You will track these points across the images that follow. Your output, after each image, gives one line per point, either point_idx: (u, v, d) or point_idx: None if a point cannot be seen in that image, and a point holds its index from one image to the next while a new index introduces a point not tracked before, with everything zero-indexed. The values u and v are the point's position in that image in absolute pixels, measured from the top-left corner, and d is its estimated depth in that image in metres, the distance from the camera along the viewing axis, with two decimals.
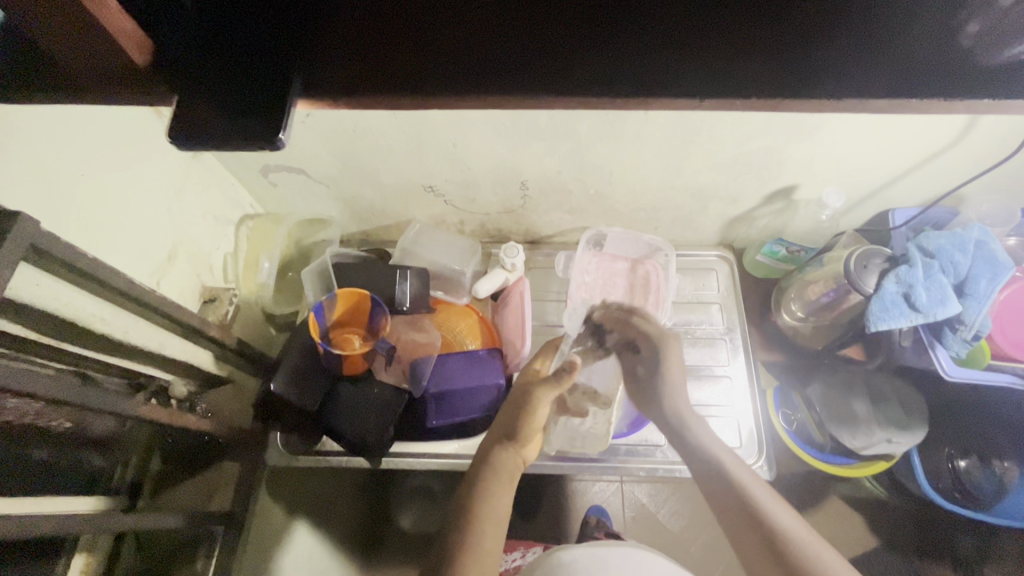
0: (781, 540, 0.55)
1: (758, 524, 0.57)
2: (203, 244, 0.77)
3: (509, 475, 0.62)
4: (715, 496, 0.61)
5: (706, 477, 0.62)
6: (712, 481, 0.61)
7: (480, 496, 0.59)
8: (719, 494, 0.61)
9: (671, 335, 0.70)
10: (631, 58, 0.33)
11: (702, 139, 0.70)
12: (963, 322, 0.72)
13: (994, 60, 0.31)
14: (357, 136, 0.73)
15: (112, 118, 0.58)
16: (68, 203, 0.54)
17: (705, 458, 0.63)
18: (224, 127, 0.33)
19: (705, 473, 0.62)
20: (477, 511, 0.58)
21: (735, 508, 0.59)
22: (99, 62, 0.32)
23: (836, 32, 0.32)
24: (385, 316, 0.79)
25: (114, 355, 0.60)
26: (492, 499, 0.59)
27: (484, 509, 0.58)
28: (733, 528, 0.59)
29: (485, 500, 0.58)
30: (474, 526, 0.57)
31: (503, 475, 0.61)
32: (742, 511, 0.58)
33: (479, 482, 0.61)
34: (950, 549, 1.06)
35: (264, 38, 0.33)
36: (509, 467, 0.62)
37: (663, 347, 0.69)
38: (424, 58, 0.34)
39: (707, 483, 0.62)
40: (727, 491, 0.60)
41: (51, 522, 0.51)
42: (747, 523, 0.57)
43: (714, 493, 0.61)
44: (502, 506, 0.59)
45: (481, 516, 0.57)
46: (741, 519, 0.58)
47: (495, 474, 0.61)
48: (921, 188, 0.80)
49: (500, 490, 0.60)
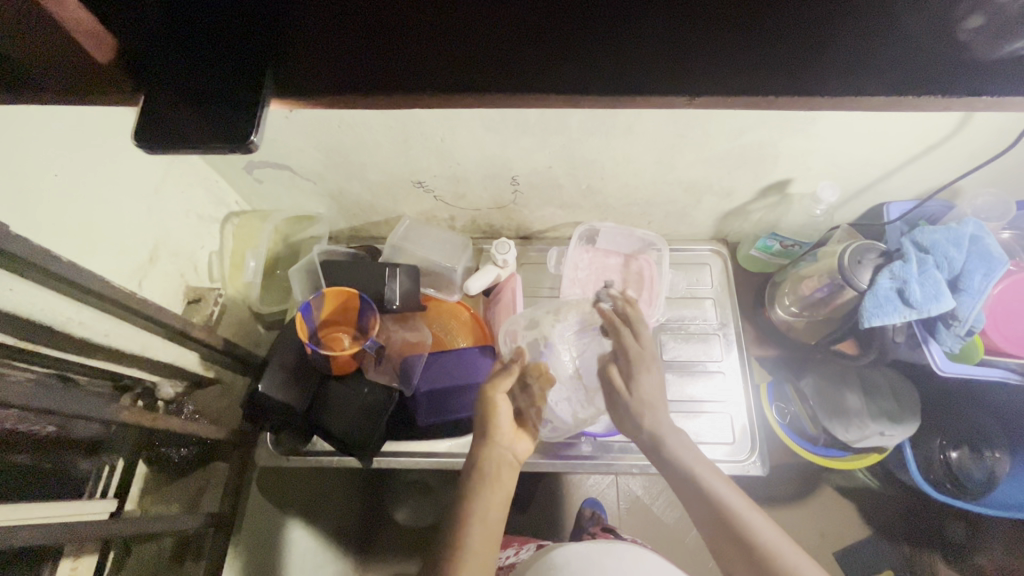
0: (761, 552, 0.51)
1: (738, 538, 0.53)
2: (185, 243, 0.75)
3: (499, 466, 0.61)
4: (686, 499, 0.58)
5: (680, 484, 0.59)
6: (683, 488, 0.58)
7: (467, 496, 0.57)
8: (691, 502, 0.58)
9: (650, 357, 0.65)
10: (614, 48, 0.31)
11: (694, 132, 0.68)
12: (957, 318, 0.71)
13: (993, 56, 0.30)
14: (342, 131, 0.71)
15: (86, 114, 0.56)
16: (42, 206, 0.52)
17: (682, 475, 0.58)
18: (200, 128, 0.32)
19: (675, 478, 0.59)
20: (466, 518, 0.55)
21: (713, 522, 0.55)
22: (48, 57, 0.29)
23: (831, 24, 0.30)
24: (374, 315, 0.78)
25: (95, 358, 0.59)
26: (482, 494, 0.57)
27: (478, 505, 0.56)
28: (713, 541, 0.56)
29: (471, 502, 0.57)
30: (460, 531, 0.54)
31: (501, 466, 0.61)
32: (719, 525, 0.55)
33: (469, 482, 0.59)
34: (940, 538, 1.06)
35: (237, 35, 0.32)
36: (503, 461, 0.61)
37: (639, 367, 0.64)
38: (401, 50, 0.32)
39: (688, 501, 0.58)
40: (700, 505, 0.56)
41: (27, 535, 0.49)
42: (726, 540, 0.54)
43: (687, 501, 0.58)
44: (490, 515, 0.56)
45: (474, 520, 0.55)
46: (721, 535, 0.54)
47: (487, 478, 0.59)
48: (916, 181, 0.80)
49: (489, 494, 0.58)
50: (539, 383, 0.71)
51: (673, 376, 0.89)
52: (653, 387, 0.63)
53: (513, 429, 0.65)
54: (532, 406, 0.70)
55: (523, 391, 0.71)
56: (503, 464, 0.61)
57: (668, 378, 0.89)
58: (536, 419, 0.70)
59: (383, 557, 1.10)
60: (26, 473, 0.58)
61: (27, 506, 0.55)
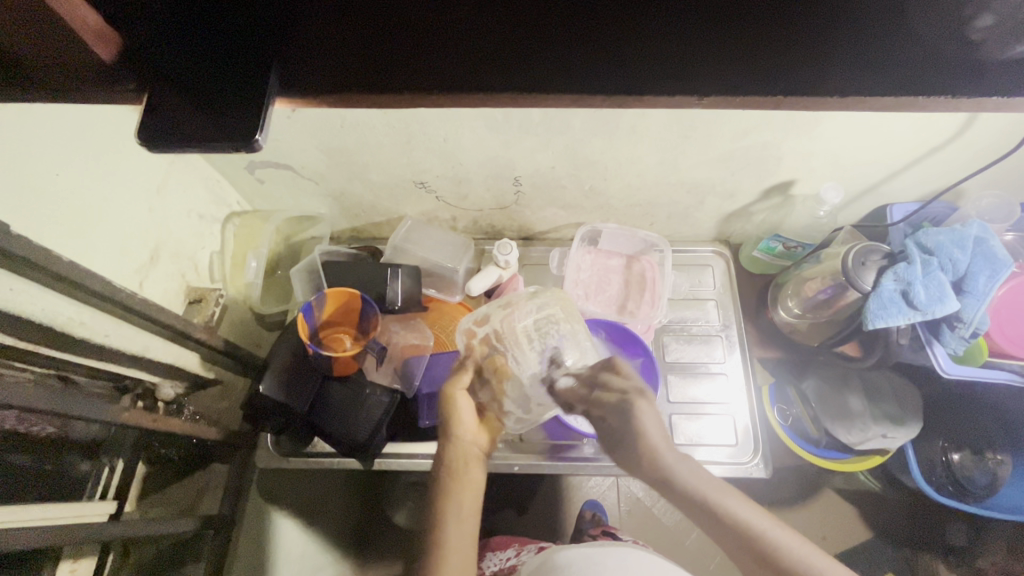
0: (785, 566, 0.49)
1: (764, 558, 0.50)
2: (186, 243, 0.75)
3: (465, 461, 0.59)
4: (708, 527, 0.52)
5: (699, 515, 0.52)
6: (703, 521, 0.52)
7: (438, 499, 0.56)
8: (714, 530, 0.52)
9: (637, 393, 0.56)
10: (620, 48, 0.31)
11: (698, 134, 0.68)
12: (962, 320, 0.71)
13: (1001, 57, 0.29)
14: (345, 132, 0.70)
15: (88, 114, 0.56)
16: (45, 204, 0.52)
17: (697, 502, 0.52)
18: (205, 130, 0.31)
19: (694, 510, 0.52)
20: (440, 519, 0.55)
21: (739, 547, 0.51)
22: (55, 57, 0.29)
23: (839, 20, 0.30)
24: (375, 314, 0.77)
25: (97, 360, 0.58)
26: (453, 500, 0.56)
27: (449, 506, 0.55)
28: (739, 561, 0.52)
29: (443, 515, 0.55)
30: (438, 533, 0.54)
31: (467, 465, 0.59)
32: (746, 548, 0.50)
33: (439, 485, 0.57)
34: (942, 541, 1.06)
35: (243, 32, 0.32)
36: (469, 458, 0.60)
37: (631, 407, 0.55)
38: (406, 45, 0.31)
39: (701, 523, 0.53)
40: (725, 532, 0.51)
41: (25, 536, 0.49)
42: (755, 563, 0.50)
43: (710, 530, 0.52)
44: (461, 509, 0.55)
45: (448, 521, 0.54)
46: (750, 558, 0.50)
47: (454, 475, 0.58)
48: (920, 183, 0.79)
49: (459, 497, 0.56)
50: (495, 375, 0.68)
51: (675, 377, 0.89)
52: (654, 427, 0.54)
53: (477, 423, 0.63)
54: (494, 400, 0.67)
55: (483, 384, 0.67)
56: (467, 461, 0.59)
57: (671, 380, 0.88)
58: (498, 410, 0.67)
59: (383, 558, 1.10)
60: (26, 474, 0.57)
61: (27, 508, 0.55)
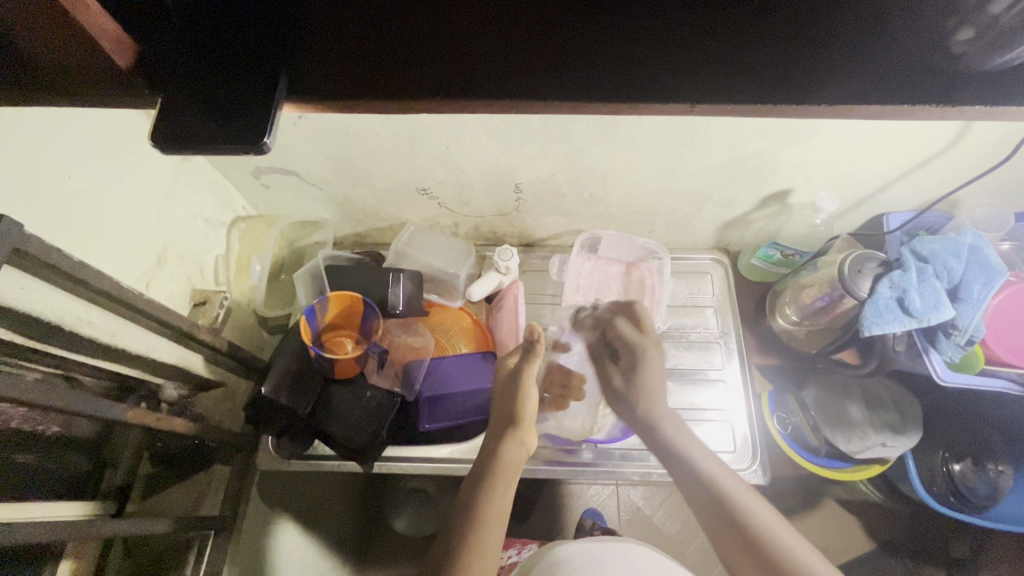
0: (757, 536, 0.54)
1: (738, 526, 0.55)
2: (193, 246, 0.76)
3: (515, 464, 0.63)
4: (689, 489, 0.60)
5: (681, 475, 0.61)
6: (685, 478, 0.61)
7: (476, 496, 0.58)
8: (694, 491, 0.60)
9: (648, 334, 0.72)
10: (616, 56, 0.32)
11: (696, 143, 0.70)
12: (956, 327, 0.71)
13: (986, 64, 0.30)
14: (349, 138, 0.72)
15: (99, 119, 0.57)
16: (57, 205, 0.54)
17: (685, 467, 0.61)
18: (212, 133, 0.32)
19: (675, 469, 0.62)
20: (474, 512, 0.57)
21: (717, 513, 0.57)
22: (72, 62, 0.31)
23: (825, 34, 0.31)
24: (377, 317, 0.79)
25: (103, 360, 0.59)
26: (498, 494, 0.59)
27: (493, 500, 0.58)
28: (716, 533, 0.57)
29: (485, 500, 0.58)
30: (475, 523, 0.56)
31: (511, 469, 0.62)
32: (721, 514, 0.57)
33: (485, 477, 0.60)
34: (944, 552, 1.05)
35: (250, 42, 0.33)
36: (516, 457, 0.64)
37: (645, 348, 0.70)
38: (407, 55, 0.33)
39: (684, 487, 0.61)
40: (704, 494, 0.58)
41: (28, 531, 0.50)
42: (730, 530, 0.56)
43: (691, 492, 0.60)
44: (503, 505, 0.58)
45: (484, 516, 0.56)
46: (726, 524, 0.56)
47: (498, 473, 0.61)
48: (915, 192, 0.81)
49: (505, 491, 0.59)
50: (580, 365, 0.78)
51: (675, 384, 0.89)
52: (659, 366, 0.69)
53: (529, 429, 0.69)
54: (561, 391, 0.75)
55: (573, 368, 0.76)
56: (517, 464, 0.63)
57: (670, 387, 0.89)
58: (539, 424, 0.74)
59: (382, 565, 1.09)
60: (30, 471, 0.58)
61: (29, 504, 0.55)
